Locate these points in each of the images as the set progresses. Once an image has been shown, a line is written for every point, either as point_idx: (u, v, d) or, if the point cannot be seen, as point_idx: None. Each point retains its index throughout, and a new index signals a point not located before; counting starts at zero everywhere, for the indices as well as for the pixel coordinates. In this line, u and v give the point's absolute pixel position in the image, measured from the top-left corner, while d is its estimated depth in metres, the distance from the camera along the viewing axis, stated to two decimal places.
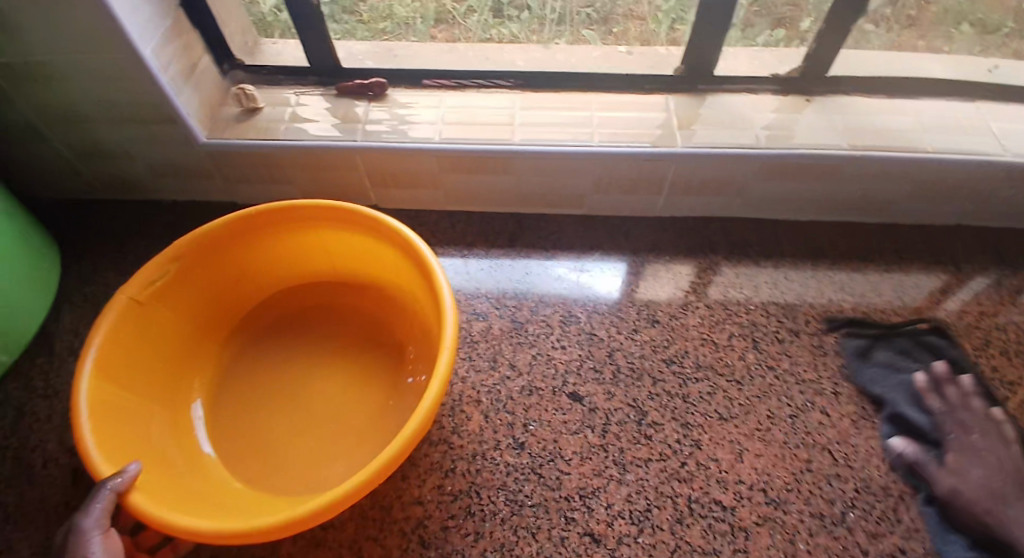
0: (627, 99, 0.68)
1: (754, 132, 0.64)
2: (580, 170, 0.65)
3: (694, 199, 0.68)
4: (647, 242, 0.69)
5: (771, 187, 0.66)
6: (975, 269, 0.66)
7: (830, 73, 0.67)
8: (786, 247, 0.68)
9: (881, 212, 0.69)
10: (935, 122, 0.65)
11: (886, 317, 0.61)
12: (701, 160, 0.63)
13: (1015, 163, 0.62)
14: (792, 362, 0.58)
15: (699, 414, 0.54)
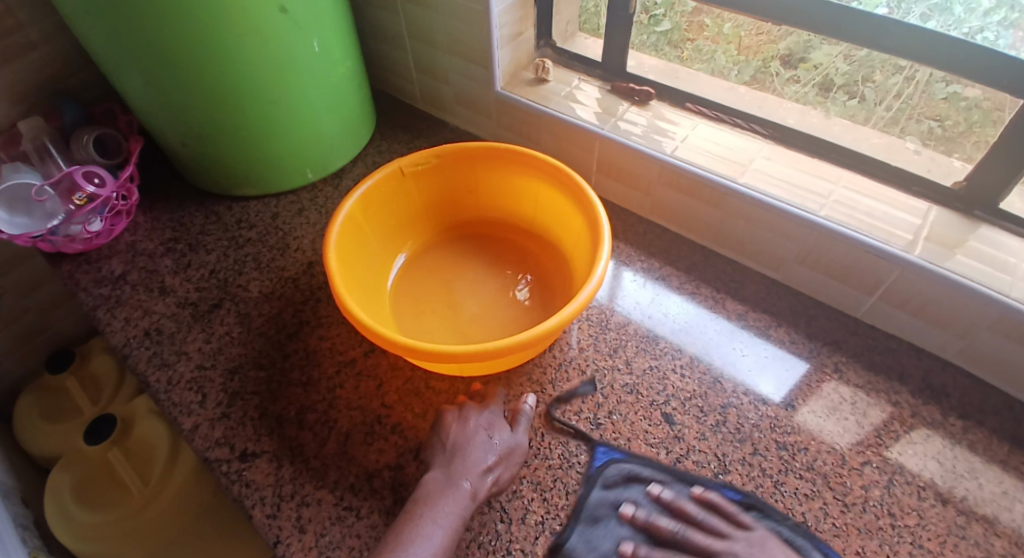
0: (883, 190, 0.64)
1: (1013, 280, 0.55)
2: (789, 232, 0.64)
3: (901, 316, 0.62)
4: (826, 332, 0.64)
5: (1006, 349, 0.56)
6: None
7: None
8: (994, 418, 0.57)
9: None
10: None
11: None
12: (925, 276, 0.57)
13: None
14: (920, 523, 0.50)
15: (780, 505, 0.51)
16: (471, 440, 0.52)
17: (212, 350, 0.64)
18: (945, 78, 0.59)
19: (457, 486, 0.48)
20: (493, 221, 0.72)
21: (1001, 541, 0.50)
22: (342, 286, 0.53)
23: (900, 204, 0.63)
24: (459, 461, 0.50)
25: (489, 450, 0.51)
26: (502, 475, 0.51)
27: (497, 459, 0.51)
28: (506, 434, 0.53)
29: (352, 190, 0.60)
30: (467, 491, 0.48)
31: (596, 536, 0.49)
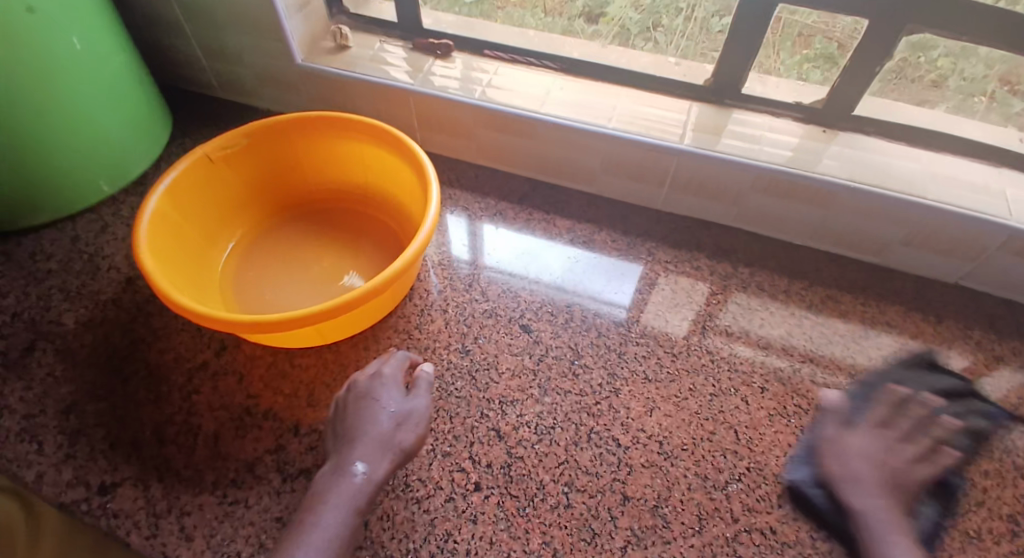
0: (659, 95, 0.74)
1: (760, 147, 0.68)
2: (592, 146, 0.72)
3: (692, 198, 0.73)
4: (639, 226, 0.74)
5: (772, 203, 0.69)
6: (954, 326, 0.66)
7: (854, 112, 0.69)
8: (771, 261, 0.70)
9: (880, 253, 0.70)
10: (948, 176, 0.66)
11: (845, 344, 0.63)
12: (699, 158, 0.68)
13: (1015, 230, 0.61)
14: (733, 354, 0.61)
15: (627, 369, 0.59)
16: (370, 418, 0.49)
17: (36, 396, 0.57)
18: (716, 11, 0.68)
19: (347, 474, 0.46)
20: (325, 193, 0.72)
21: (796, 350, 0.62)
22: (166, 282, 0.49)
23: (673, 106, 0.73)
24: (352, 446, 0.47)
25: (385, 426, 0.48)
26: (407, 440, 0.49)
27: (394, 431, 0.48)
28: (418, 398, 0.51)
29: (155, 184, 0.56)
30: (360, 479, 0.45)
31: (481, 444, 0.53)
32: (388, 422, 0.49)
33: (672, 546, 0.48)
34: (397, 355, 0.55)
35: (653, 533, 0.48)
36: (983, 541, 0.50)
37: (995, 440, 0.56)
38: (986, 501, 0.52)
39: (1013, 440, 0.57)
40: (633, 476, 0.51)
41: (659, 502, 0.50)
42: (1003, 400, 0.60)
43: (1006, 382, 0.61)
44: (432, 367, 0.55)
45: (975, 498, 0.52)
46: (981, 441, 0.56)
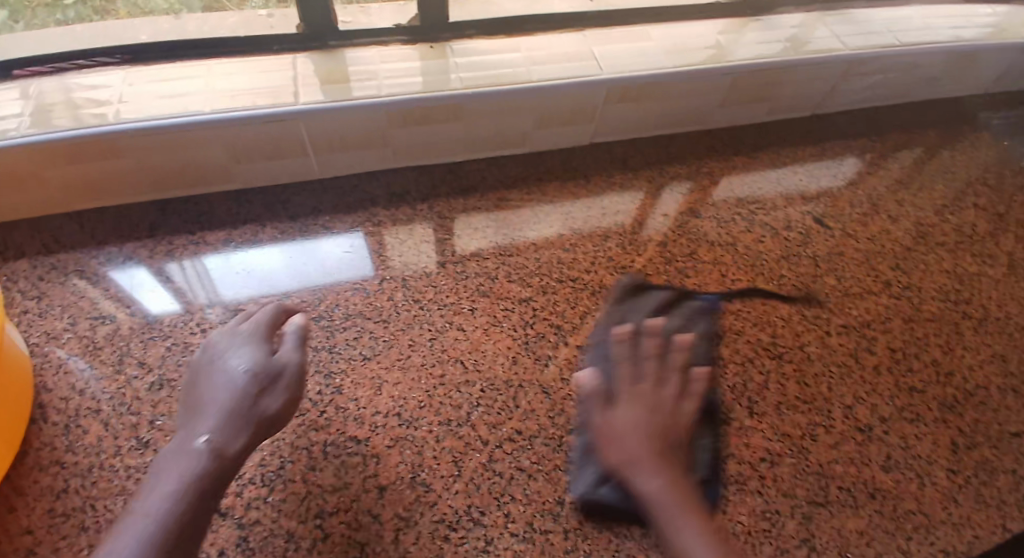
0: (255, 61, 0.66)
1: (378, 82, 0.65)
2: (204, 143, 0.61)
3: (342, 155, 0.68)
4: (306, 205, 0.68)
5: (415, 132, 0.69)
6: (602, 179, 0.75)
7: (452, 20, 0.72)
8: (442, 187, 0.72)
9: (526, 141, 0.75)
10: (546, 54, 0.72)
11: (525, 235, 0.68)
12: (318, 116, 0.62)
13: (610, 80, 0.70)
14: (436, 291, 0.61)
15: (342, 360, 0.54)
16: (224, 387, 0.44)
17: None
18: None
19: (201, 451, 0.41)
20: None
21: (487, 259, 0.65)
22: None
23: (274, 68, 0.65)
24: (200, 416, 0.43)
25: (236, 393, 0.44)
26: (268, 401, 0.45)
27: (255, 395, 0.44)
28: (253, 349, 0.47)
29: None
30: (206, 448, 0.41)
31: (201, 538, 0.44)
32: (251, 389, 0.44)
33: (439, 505, 0.46)
34: (264, 310, 0.50)
35: (418, 504, 0.46)
36: None
37: (655, 259, 0.67)
38: None
39: (668, 252, 0.68)
40: (383, 463, 0.48)
41: (416, 471, 0.48)
42: (653, 223, 0.71)
43: (648, 208, 0.73)
44: (301, 321, 0.50)
45: None
46: (646, 264, 0.66)
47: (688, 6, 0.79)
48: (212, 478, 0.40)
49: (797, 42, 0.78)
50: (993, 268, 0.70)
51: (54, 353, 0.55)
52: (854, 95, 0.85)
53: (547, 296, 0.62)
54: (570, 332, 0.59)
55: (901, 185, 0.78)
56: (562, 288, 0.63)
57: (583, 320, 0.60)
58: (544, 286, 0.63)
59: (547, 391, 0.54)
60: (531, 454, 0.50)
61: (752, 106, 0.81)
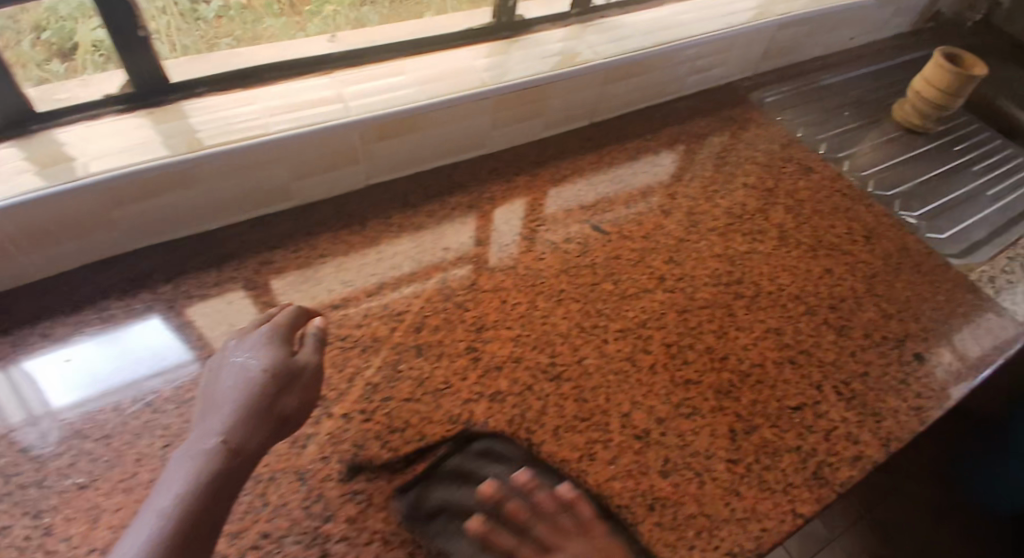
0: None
1: (80, 162, 0.57)
2: None
3: (62, 247, 0.60)
4: (27, 311, 0.60)
5: (145, 207, 0.62)
6: (379, 221, 0.72)
7: (172, 81, 0.64)
8: (192, 260, 0.66)
9: (287, 195, 0.70)
10: (287, 103, 0.67)
11: (290, 298, 0.63)
12: (40, 203, 0.54)
13: (358, 121, 0.67)
14: (176, 389, 0.57)
15: (56, 493, 0.49)
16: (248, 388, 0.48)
17: None
18: None
19: (209, 454, 0.44)
20: None
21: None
22: None
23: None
24: (216, 413, 0.47)
25: (257, 395, 0.47)
26: (241, 402, 0.47)
27: (276, 394, 0.48)
28: (248, 358, 0.50)
29: None
30: (218, 448, 0.44)
31: None
32: (275, 387, 0.49)
33: None
34: (282, 313, 0.55)
35: None
36: (450, 385, 0.57)
37: (434, 297, 0.64)
38: (441, 352, 0.59)
39: (447, 287, 0.65)
40: None
41: None
42: (434, 260, 0.68)
43: (429, 243, 0.70)
44: (318, 324, 0.55)
45: (433, 355, 0.59)
46: (424, 305, 0.63)
47: (444, 35, 0.77)
48: (231, 473, 0.44)
49: (551, 59, 0.79)
50: (763, 243, 0.73)
51: None
52: (621, 99, 0.89)
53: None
54: (335, 401, 0.54)
55: (671, 178, 0.82)
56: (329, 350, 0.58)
57: (350, 385, 0.56)
58: None
59: (302, 476, 0.49)
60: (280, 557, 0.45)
61: (524, 124, 0.81)
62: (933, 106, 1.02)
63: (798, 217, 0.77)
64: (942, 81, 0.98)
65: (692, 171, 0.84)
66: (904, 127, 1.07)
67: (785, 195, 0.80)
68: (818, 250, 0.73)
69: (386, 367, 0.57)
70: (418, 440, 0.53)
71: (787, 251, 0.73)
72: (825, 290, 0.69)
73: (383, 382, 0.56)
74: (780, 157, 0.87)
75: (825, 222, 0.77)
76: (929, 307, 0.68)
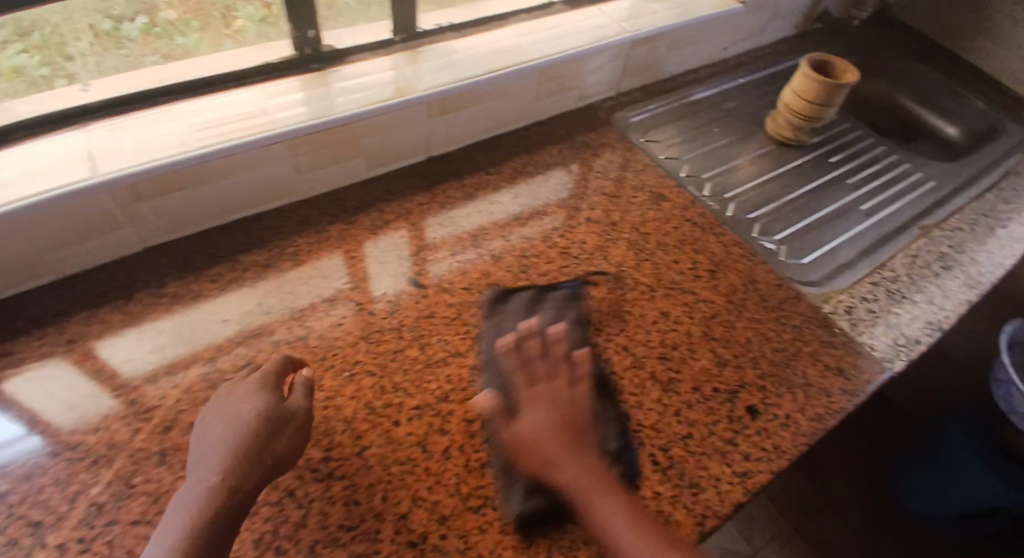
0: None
1: None
2: None
3: None
4: None
5: None
6: (154, 293, 0.64)
7: None
8: None
9: (39, 267, 0.61)
10: (25, 164, 0.57)
11: (27, 399, 0.55)
12: None
13: (111, 182, 0.57)
14: None
15: None
16: (228, 441, 0.47)
17: None
18: None
19: (208, 493, 0.44)
20: None
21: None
22: None
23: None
24: (239, 440, 0.47)
25: (247, 437, 0.47)
26: (244, 441, 0.47)
27: (268, 438, 0.47)
28: (235, 409, 0.49)
29: None
30: (217, 486, 0.44)
31: None
32: (265, 431, 0.48)
33: None
34: (271, 363, 0.53)
35: None
36: None
37: (197, 386, 0.57)
38: (189, 458, 0.53)
39: (214, 372, 0.58)
40: None
41: None
42: (207, 337, 0.61)
43: (207, 317, 0.62)
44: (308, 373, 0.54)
45: (179, 462, 0.52)
46: (182, 396, 0.57)
47: (231, 73, 0.68)
48: (230, 515, 0.43)
49: (362, 94, 0.70)
50: (598, 287, 0.67)
51: None
52: (459, 129, 0.82)
53: (31, 483, 0.50)
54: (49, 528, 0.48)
55: (510, 217, 0.76)
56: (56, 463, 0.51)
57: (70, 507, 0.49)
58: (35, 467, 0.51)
59: None
60: None
61: (339, 167, 0.73)
62: (806, 121, 0.94)
63: (640, 254, 0.71)
64: (814, 95, 0.90)
65: (531, 208, 0.77)
66: (775, 139, 0.99)
67: (629, 230, 0.74)
68: (656, 291, 0.67)
69: (119, 479, 0.51)
70: None
71: (623, 294, 0.66)
72: (665, 332, 0.62)
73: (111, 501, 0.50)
74: (629, 187, 0.82)
75: (670, 257, 0.71)
76: (776, 350, 0.62)
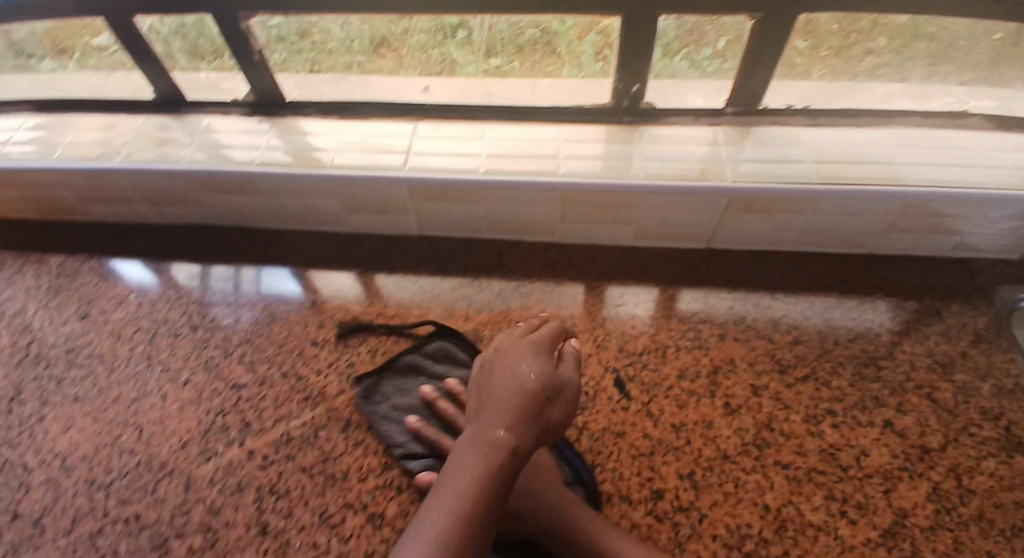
0: (108, 119, 0.73)
1: (188, 152, 0.67)
2: (53, 182, 0.71)
3: (173, 211, 0.72)
4: (138, 246, 0.74)
5: (229, 200, 0.70)
6: (405, 276, 0.69)
7: (289, 97, 0.71)
8: (255, 249, 0.72)
9: (343, 224, 0.71)
10: (361, 142, 0.68)
11: (288, 318, 0.65)
12: (152, 174, 0.67)
13: (407, 179, 0.64)
14: (171, 353, 0.62)
15: (60, 394, 0.60)
16: (519, 385, 0.47)
17: None
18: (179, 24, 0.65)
19: (493, 448, 0.42)
20: None
21: (234, 335, 0.63)
22: None
23: (117, 126, 0.72)
24: (495, 407, 0.46)
25: (529, 394, 0.46)
26: (524, 389, 0.46)
27: (546, 401, 0.47)
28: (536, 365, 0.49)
29: None
30: (501, 441, 0.43)
31: None
32: (548, 394, 0.47)
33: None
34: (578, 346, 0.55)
35: (24, 545, 0.51)
36: (346, 480, 0.52)
37: (398, 378, 0.59)
38: (362, 439, 0.54)
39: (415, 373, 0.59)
40: (25, 497, 0.53)
41: (41, 515, 0.52)
42: (422, 336, 0.63)
43: (433, 318, 0.64)
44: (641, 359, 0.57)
45: (354, 438, 0.54)
46: (383, 381, 0.58)
47: (547, 107, 0.67)
48: (504, 478, 0.42)
49: (660, 163, 0.62)
50: (848, 525, 0.49)
51: None
52: (762, 234, 0.67)
53: (260, 389, 0.58)
54: (253, 434, 0.55)
55: (776, 366, 0.60)
56: (280, 384, 0.58)
57: (272, 425, 0.55)
58: (265, 377, 0.59)
59: (188, 485, 0.52)
60: (132, 544, 0.50)
61: (610, 229, 0.67)
62: None
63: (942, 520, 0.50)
64: None
65: (812, 366, 0.60)
66: None
67: (940, 473, 0.52)
68: None
69: (309, 426, 0.55)
70: (285, 515, 0.50)
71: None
72: None
73: (299, 439, 0.54)
74: (974, 406, 0.57)
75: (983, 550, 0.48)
76: None
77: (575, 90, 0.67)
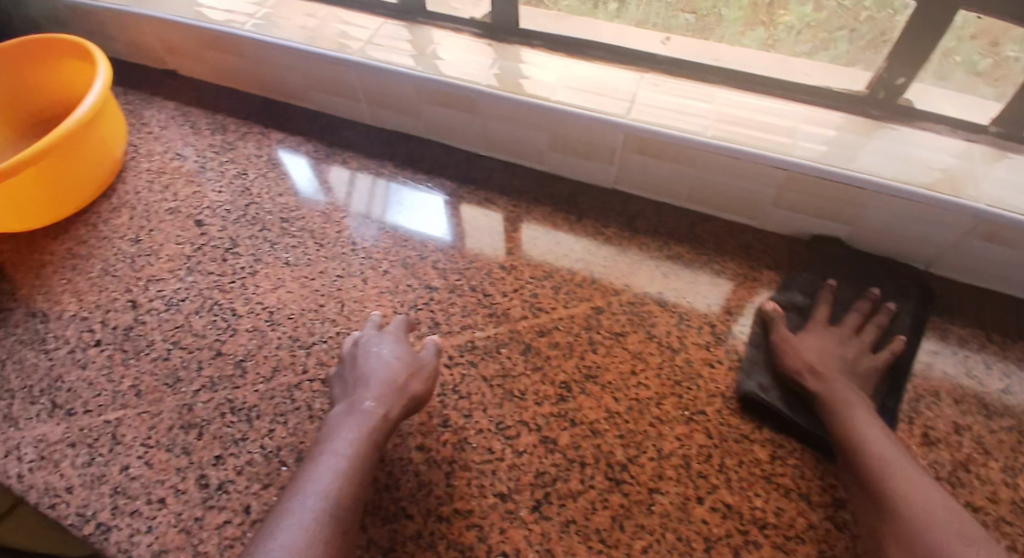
0: (347, 14, 0.76)
1: (420, 58, 0.70)
2: (291, 64, 0.76)
3: (387, 112, 0.76)
4: (348, 140, 0.78)
5: (444, 113, 0.72)
6: (594, 224, 0.69)
7: (522, 26, 0.71)
8: (455, 166, 0.74)
9: (544, 161, 0.72)
10: (588, 82, 0.67)
11: (481, 237, 0.67)
12: (383, 73, 0.70)
13: (628, 127, 0.63)
14: (373, 243, 0.66)
15: (272, 255, 0.65)
16: (382, 368, 0.51)
17: None
18: None
19: (369, 415, 0.47)
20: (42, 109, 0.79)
21: (431, 241, 0.66)
22: None
23: (354, 22, 0.75)
24: (365, 386, 0.49)
25: (396, 378, 0.50)
26: (399, 374, 0.50)
27: (401, 374, 0.50)
28: (388, 350, 0.53)
29: None
30: (366, 411, 0.47)
31: (116, 311, 0.62)
32: (409, 373, 0.51)
33: (237, 391, 0.55)
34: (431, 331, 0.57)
35: (227, 380, 0.56)
36: (524, 399, 0.53)
37: (580, 319, 0.60)
38: (541, 366, 0.56)
39: (597, 318, 0.60)
40: (233, 336, 0.59)
41: (245, 357, 0.57)
42: (607, 286, 0.63)
43: (619, 270, 0.64)
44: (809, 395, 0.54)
45: (533, 363, 0.56)
46: (566, 319, 0.60)
47: (792, 84, 0.63)
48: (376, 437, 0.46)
49: (908, 167, 0.57)
50: None
51: (157, 159, 0.77)
52: (995, 271, 0.60)
53: (451, 295, 0.61)
54: (444, 333, 0.58)
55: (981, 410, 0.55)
56: (469, 296, 0.61)
57: (460, 331, 0.58)
58: (456, 285, 0.62)
59: None
60: (325, 402, 0.53)
61: (824, 224, 0.63)
62: None
63: None
64: None
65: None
66: None
67: None
68: None
69: (492, 341, 0.58)
70: (464, 415, 0.52)
71: None
72: None
73: (483, 350, 0.57)
74: None
75: None
76: None
77: (828, 71, 0.62)
